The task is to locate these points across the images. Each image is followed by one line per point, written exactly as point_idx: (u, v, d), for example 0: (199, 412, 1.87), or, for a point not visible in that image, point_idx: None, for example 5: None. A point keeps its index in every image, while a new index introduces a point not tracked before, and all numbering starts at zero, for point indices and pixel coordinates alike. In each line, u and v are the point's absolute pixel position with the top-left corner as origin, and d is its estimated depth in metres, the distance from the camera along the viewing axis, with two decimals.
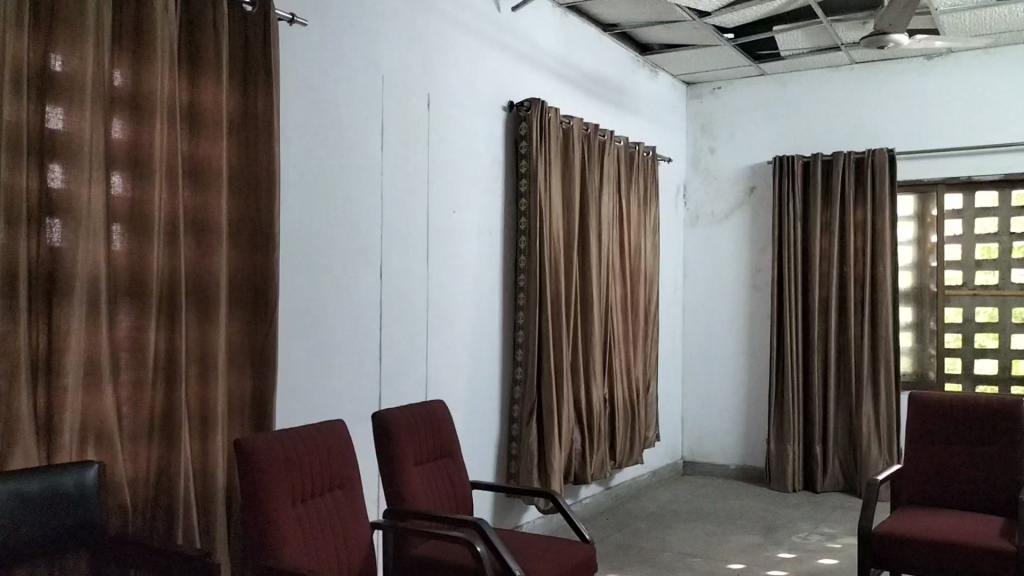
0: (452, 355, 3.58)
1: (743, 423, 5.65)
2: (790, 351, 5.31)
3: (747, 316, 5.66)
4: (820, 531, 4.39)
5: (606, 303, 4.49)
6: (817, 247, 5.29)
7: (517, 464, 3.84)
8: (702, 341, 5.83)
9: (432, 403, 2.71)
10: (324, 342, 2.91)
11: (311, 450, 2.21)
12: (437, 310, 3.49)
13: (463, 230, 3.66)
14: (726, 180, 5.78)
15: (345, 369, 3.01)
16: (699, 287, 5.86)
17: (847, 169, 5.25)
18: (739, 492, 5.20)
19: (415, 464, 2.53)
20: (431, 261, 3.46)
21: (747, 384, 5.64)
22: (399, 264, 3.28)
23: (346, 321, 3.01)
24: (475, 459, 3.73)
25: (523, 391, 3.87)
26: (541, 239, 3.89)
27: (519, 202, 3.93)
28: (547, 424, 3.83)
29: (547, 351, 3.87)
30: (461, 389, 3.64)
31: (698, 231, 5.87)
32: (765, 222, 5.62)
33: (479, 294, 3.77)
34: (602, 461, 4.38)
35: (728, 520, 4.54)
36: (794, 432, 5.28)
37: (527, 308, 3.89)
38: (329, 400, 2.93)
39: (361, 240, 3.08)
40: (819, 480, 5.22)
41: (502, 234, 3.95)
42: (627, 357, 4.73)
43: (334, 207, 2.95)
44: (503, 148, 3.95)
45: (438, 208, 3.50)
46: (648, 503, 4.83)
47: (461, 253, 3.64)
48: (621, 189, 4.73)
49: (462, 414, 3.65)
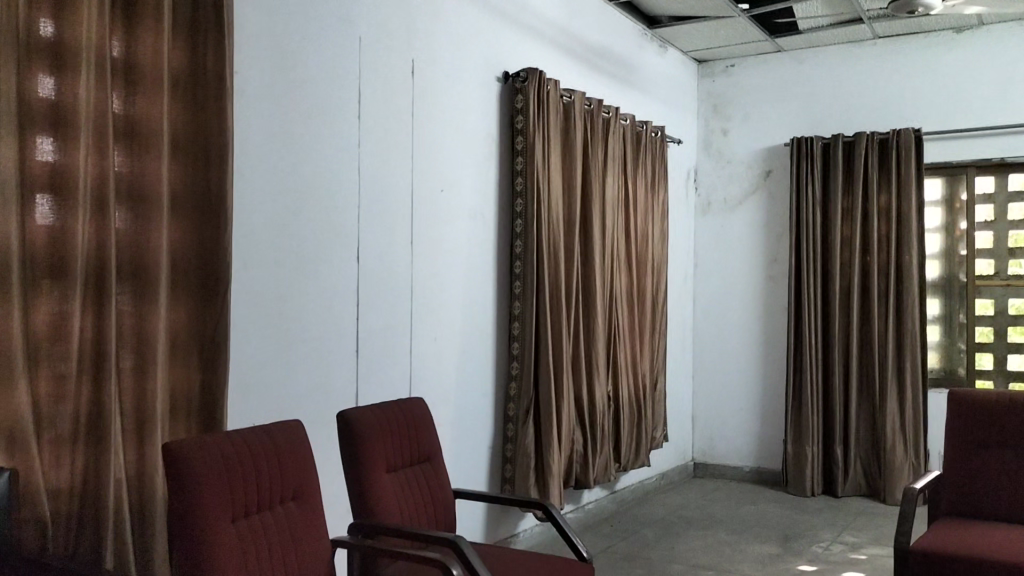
0: (441, 349, 3.26)
1: (758, 422, 5.31)
2: (809, 345, 4.97)
3: (763, 309, 5.31)
4: (842, 540, 4.05)
5: (609, 294, 4.16)
6: (838, 234, 4.95)
7: (512, 467, 3.51)
8: (713, 336, 5.49)
9: (410, 401, 2.38)
10: (291, 332, 2.59)
11: (258, 456, 1.89)
12: (423, 298, 3.17)
13: (453, 210, 3.33)
14: (739, 164, 5.43)
15: (316, 362, 2.68)
16: (710, 278, 5.52)
17: (870, 151, 4.90)
18: (754, 496, 4.86)
19: (388, 471, 2.20)
20: (416, 245, 3.13)
21: (762, 381, 5.30)
22: (380, 247, 2.96)
23: (318, 309, 2.69)
24: (467, 463, 3.41)
25: (519, 388, 3.55)
26: (539, 222, 3.57)
27: (515, 182, 3.61)
28: (546, 423, 3.51)
29: (546, 343, 3.55)
30: (450, 385, 3.32)
31: (709, 218, 5.53)
32: (781, 208, 5.27)
33: (471, 281, 3.44)
34: (606, 463, 4.04)
35: (743, 527, 4.21)
36: (812, 432, 4.94)
37: (523, 297, 3.56)
38: (298, 397, 2.61)
39: (334, 219, 2.76)
40: (840, 484, 4.88)
41: (497, 217, 3.62)
42: (632, 351, 4.40)
43: (303, 181, 2.63)
44: (498, 123, 3.62)
45: (425, 187, 3.18)
46: (656, 508, 4.50)
47: (450, 237, 3.31)
48: (627, 170, 4.40)
49: (452, 413, 3.33)
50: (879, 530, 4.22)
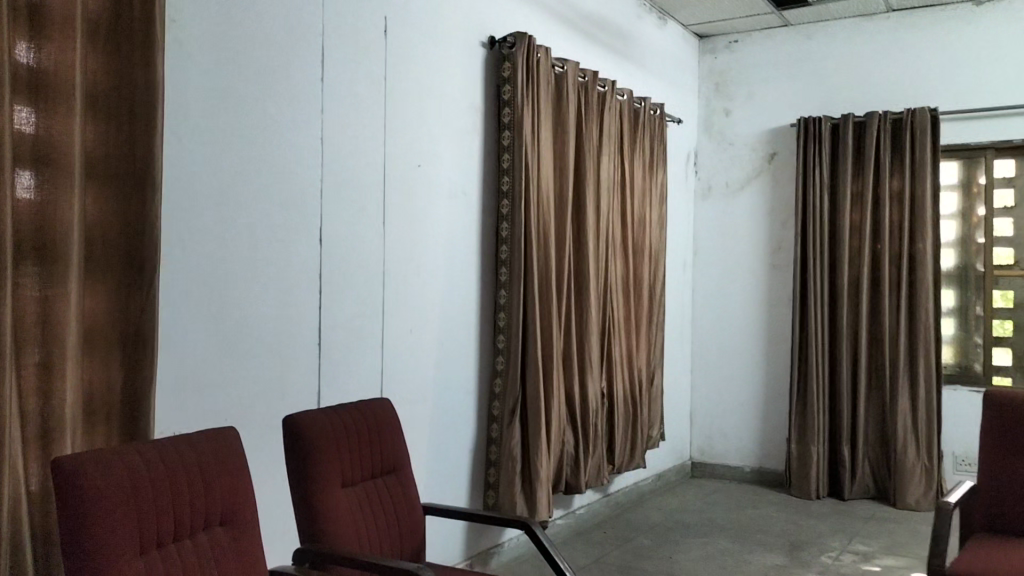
0: (418, 342, 2.94)
1: (760, 420, 5.00)
2: (815, 339, 4.67)
3: (767, 301, 5.00)
4: (853, 549, 3.75)
5: (604, 284, 3.84)
6: (848, 221, 4.64)
7: (496, 472, 3.20)
8: (714, 328, 5.18)
9: (372, 402, 2.06)
10: (239, 322, 2.26)
11: (173, 472, 1.56)
12: (397, 285, 2.84)
13: (431, 188, 3.00)
14: (743, 145, 5.11)
15: (269, 356, 2.36)
16: (712, 267, 5.20)
17: (882, 132, 4.59)
18: (756, 499, 4.56)
19: (343, 486, 1.89)
20: (389, 225, 2.81)
21: (765, 377, 5.00)
22: (346, 227, 2.63)
23: (270, 296, 2.36)
24: (446, 468, 3.09)
25: (504, 385, 3.23)
26: (528, 202, 3.24)
27: (501, 159, 3.28)
28: (533, 424, 3.19)
29: (533, 337, 3.22)
30: (428, 382, 2.99)
31: (709, 204, 5.21)
32: (787, 193, 4.95)
33: (451, 267, 3.11)
34: (598, 465, 3.73)
35: (745, 534, 3.92)
36: (818, 431, 4.63)
37: (509, 285, 3.24)
38: (247, 397, 2.29)
39: (291, 193, 2.43)
40: (848, 487, 4.58)
41: (481, 198, 3.29)
42: (628, 344, 4.09)
43: (253, 150, 2.31)
44: (482, 93, 3.29)
45: (399, 160, 2.85)
46: (652, 513, 4.19)
47: (428, 219, 2.99)
48: (623, 149, 4.07)
49: (429, 413, 3.01)
50: (891, 537, 3.93)
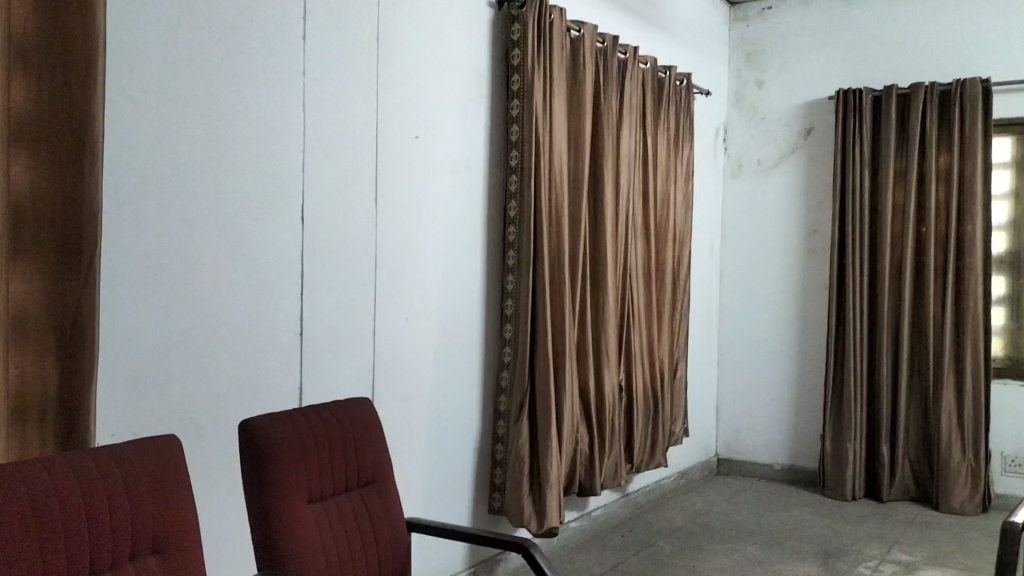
0: (415, 331, 2.68)
1: (792, 414, 4.69)
2: (852, 328, 4.35)
3: (800, 287, 4.68)
4: (894, 558, 3.44)
5: (622, 268, 3.54)
6: (890, 202, 4.30)
7: (503, 473, 2.94)
8: (743, 316, 4.86)
9: (348, 402, 1.80)
10: (206, 311, 2.01)
11: (91, 489, 1.29)
12: (391, 269, 2.57)
13: (431, 163, 2.73)
14: (776, 120, 4.77)
15: (242, 348, 2.10)
16: (741, 250, 4.87)
17: (929, 105, 4.24)
18: (787, 500, 4.25)
19: (309, 501, 1.63)
20: (382, 203, 2.53)
21: (797, 368, 4.68)
22: (332, 204, 2.36)
23: (242, 281, 2.10)
24: (449, 469, 2.83)
25: (512, 378, 2.96)
26: (538, 179, 2.95)
27: (510, 131, 2.99)
28: (543, 421, 2.92)
29: (544, 326, 2.95)
30: (426, 375, 2.73)
31: (739, 183, 4.88)
32: (823, 171, 4.61)
33: (453, 249, 2.84)
34: (616, 464, 3.46)
35: (776, 540, 3.62)
36: (855, 427, 4.32)
37: (517, 269, 2.96)
38: (217, 395, 2.03)
39: (266, 165, 2.17)
40: (886, 488, 4.27)
41: (488, 173, 3.00)
42: (649, 333, 3.80)
43: (222, 114, 2.04)
44: (490, 58, 3.00)
45: (394, 130, 2.57)
46: (674, 515, 3.91)
47: (427, 196, 2.71)
48: (646, 123, 3.76)
49: (428, 409, 2.74)
50: (936, 545, 3.61)
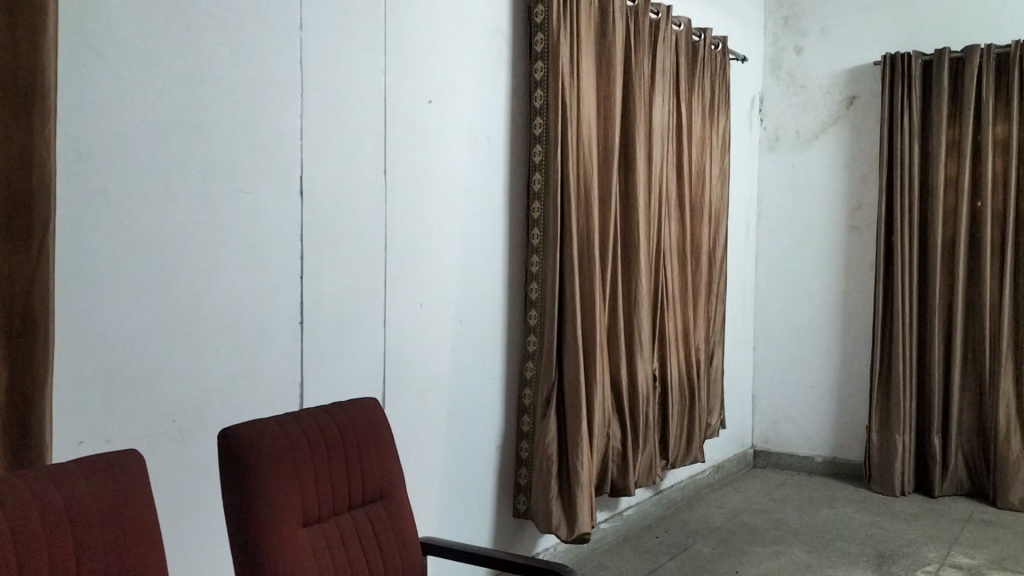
0: (430, 319, 2.41)
1: (833, 403, 4.39)
2: (900, 312, 4.03)
3: (843, 267, 4.37)
4: (955, 562, 3.15)
5: (655, 248, 3.26)
6: (942, 174, 3.98)
7: (528, 473, 2.68)
8: (781, 299, 4.56)
9: (349, 403, 1.53)
10: (191, 300, 1.75)
11: (24, 520, 1.04)
12: (403, 250, 2.31)
13: (446, 132, 2.45)
14: (816, 89, 4.45)
15: (233, 341, 1.85)
16: (778, 229, 4.57)
17: (985, 69, 3.90)
18: (831, 496, 3.97)
19: (303, 525, 1.36)
20: (391, 175, 2.26)
21: (839, 354, 4.38)
22: (333, 176, 2.09)
23: (231, 263, 1.84)
24: (470, 470, 2.57)
25: (538, 369, 2.69)
26: (565, 149, 2.67)
27: (534, 96, 2.70)
28: (572, 417, 2.65)
29: (572, 312, 2.67)
30: (444, 367, 2.47)
31: (776, 157, 4.57)
32: (867, 142, 4.29)
33: (472, 228, 2.57)
34: (650, 461, 3.19)
35: (823, 542, 3.34)
36: (904, 418, 4.02)
37: (543, 249, 2.69)
38: (204, 395, 1.78)
39: (259, 133, 1.90)
40: (938, 482, 3.97)
41: (510, 145, 2.72)
42: (684, 318, 3.52)
43: (206, 72, 1.78)
44: (511, 17, 2.70)
45: (404, 95, 2.29)
46: (712, 514, 3.64)
47: (442, 169, 2.44)
48: (679, 90, 3.46)
49: (446, 405, 2.48)
50: (998, 547, 3.31)
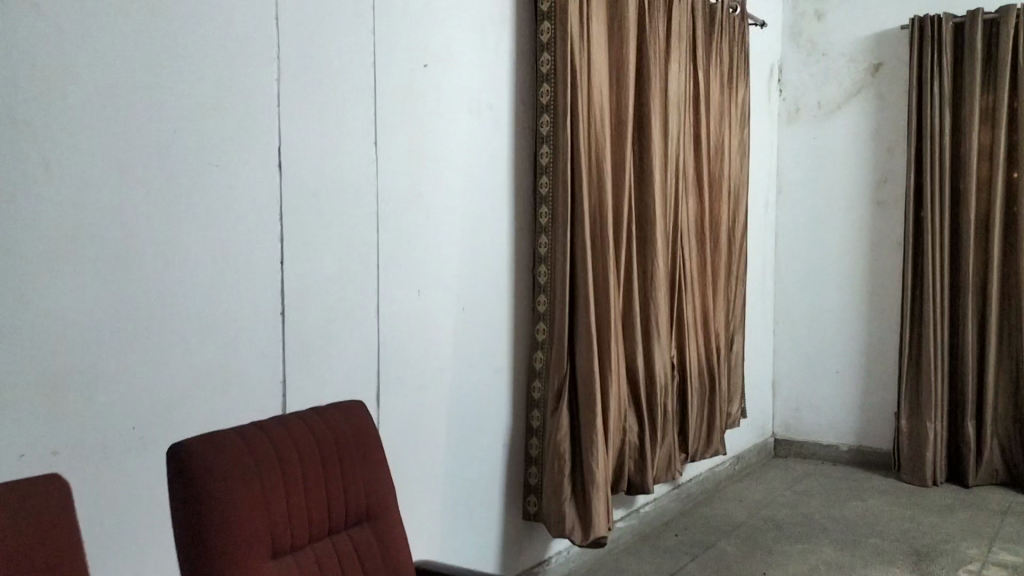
0: (430, 307, 2.19)
1: (859, 389, 4.17)
2: (932, 291, 3.79)
3: (869, 245, 4.13)
4: (997, 559, 2.93)
5: (672, 226, 3.03)
6: (975, 145, 3.72)
7: (539, 473, 2.47)
8: (802, 280, 4.33)
9: (330, 408, 1.32)
10: (156, 290, 1.55)
11: None
12: (397, 231, 2.08)
13: (444, 99, 2.22)
14: (839, 56, 4.19)
15: (206, 336, 1.64)
16: (800, 205, 4.33)
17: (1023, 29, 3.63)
18: (858, 487, 3.75)
19: (272, 556, 1.15)
20: (383, 149, 2.04)
21: (865, 337, 4.15)
22: (318, 150, 1.87)
23: (200, 248, 1.63)
24: (476, 471, 2.36)
25: (547, 359, 2.48)
26: (575, 118, 2.43)
27: (540, 62, 2.47)
28: (585, 411, 2.44)
29: (584, 296, 2.45)
30: (446, 360, 2.26)
31: (796, 129, 4.33)
32: (894, 112, 4.04)
33: (474, 206, 2.34)
34: (669, 454, 2.98)
35: (854, 539, 3.13)
36: (935, 404, 3.79)
37: (552, 228, 2.47)
38: (172, 397, 1.57)
39: (234, 101, 1.68)
40: (972, 472, 3.75)
41: (515, 115, 2.49)
42: (703, 301, 3.29)
43: (170, 30, 1.56)
44: None
45: (396, 59, 2.06)
46: (734, 508, 3.43)
47: (440, 142, 2.21)
48: (696, 56, 3.22)
49: (449, 401, 2.27)
50: None
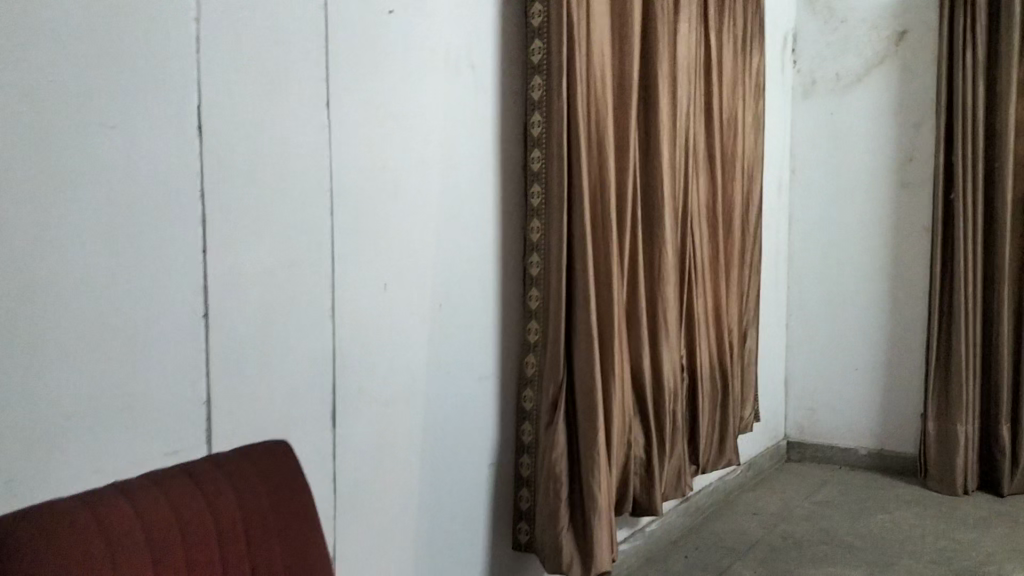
0: (400, 304, 1.83)
1: (881, 388, 3.82)
2: (964, 280, 3.43)
3: (892, 231, 3.78)
4: None
5: (682, 209, 2.67)
6: (1012, 119, 3.37)
7: (531, 496, 2.11)
8: (817, 269, 3.99)
9: (231, 453, 1.10)
10: (27, 292, 1.19)
11: None
12: (356, 214, 1.72)
13: (414, 57, 1.85)
14: (859, 24, 3.83)
15: (101, 349, 1.28)
16: (815, 188, 3.97)
17: None
18: (883, 497, 3.41)
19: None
20: (337, 111, 1.67)
21: (888, 331, 3.80)
22: (252, 110, 1.50)
23: (92, 235, 1.27)
24: (457, 497, 2.00)
25: (540, 363, 2.12)
26: (571, 80, 2.06)
27: (531, 14, 2.10)
28: (584, 423, 2.08)
29: (582, 289, 2.09)
30: (420, 368, 1.90)
31: (811, 105, 3.97)
32: (920, 85, 3.68)
33: (453, 184, 1.98)
34: (679, 468, 2.62)
35: (884, 559, 2.79)
36: (966, 405, 3.44)
37: (545, 210, 2.11)
38: (52, 429, 1.22)
39: (138, 50, 1.32)
40: (1008, 480, 3.41)
41: (503, 77, 2.12)
42: (716, 293, 2.94)
43: None
44: None
45: (353, 5, 1.69)
46: (748, 524, 3.09)
47: (412, 105, 1.85)
48: (708, 18, 2.85)
49: (424, 415, 1.91)
50: None
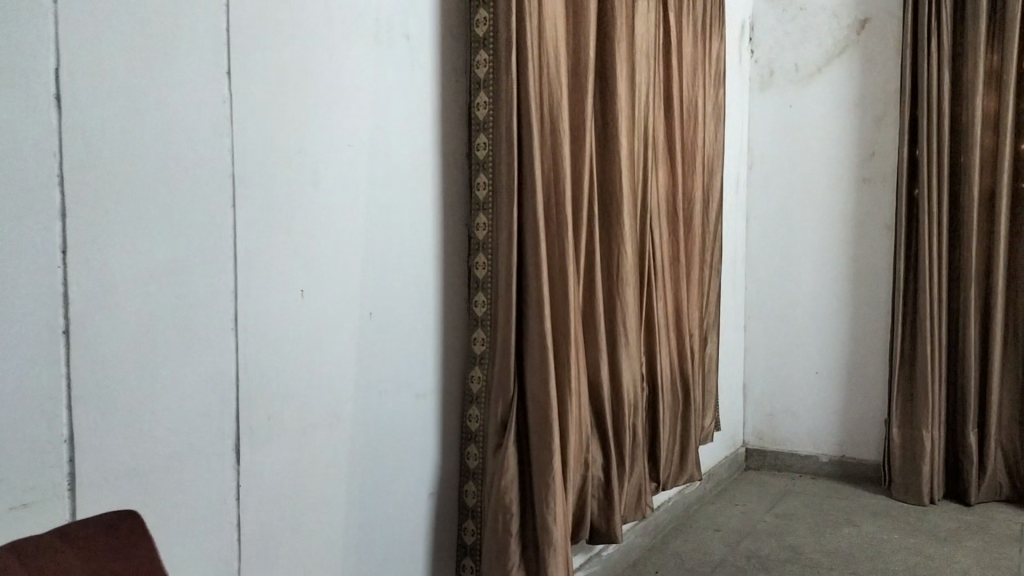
0: (320, 310, 1.56)
1: (842, 393, 3.67)
2: (929, 280, 3.27)
3: (854, 228, 3.61)
4: None
5: (641, 203, 2.44)
6: (978, 111, 3.22)
7: (477, 529, 1.86)
8: (776, 268, 3.81)
9: (53, 539, 0.94)
10: None
11: None
12: (265, 207, 1.44)
13: (336, 24, 1.58)
14: (818, 11, 3.66)
15: None
16: (774, 182, 3.80)
17: None
18: (847, 508, 3.25)
19: None
20: (240, 82, 1.40)
21: (849, 333, 3.64)
22: (131, 79, 1.22)
23: None
24: (390, 535, 1.74)
25: (487, 377, 1.87)
26: (521, 56, 1.81)
27: None
28: (537, 445, 1.83)
29: (534, 292, 1.84)
30: (347, 389, 1.63)
31: (769, 96, 3.79)
32: (882, 76, 3.52)
33: (386, 172, 1.71)
34: (640, 487, 2.39)
35: None
36: (932, 410, 3.28)
37: (493, 203, 1.85)
38: None
39: None
40: (975, 488, 3.26)
41: (445, 52, 1.86)
42: (676, 295, 2.72)
43: None
44: None
45: None
46: (710, 543, 2.88)
47: (335, 79, 1.58)
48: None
49: (350, 441, 1.64)
50: None
